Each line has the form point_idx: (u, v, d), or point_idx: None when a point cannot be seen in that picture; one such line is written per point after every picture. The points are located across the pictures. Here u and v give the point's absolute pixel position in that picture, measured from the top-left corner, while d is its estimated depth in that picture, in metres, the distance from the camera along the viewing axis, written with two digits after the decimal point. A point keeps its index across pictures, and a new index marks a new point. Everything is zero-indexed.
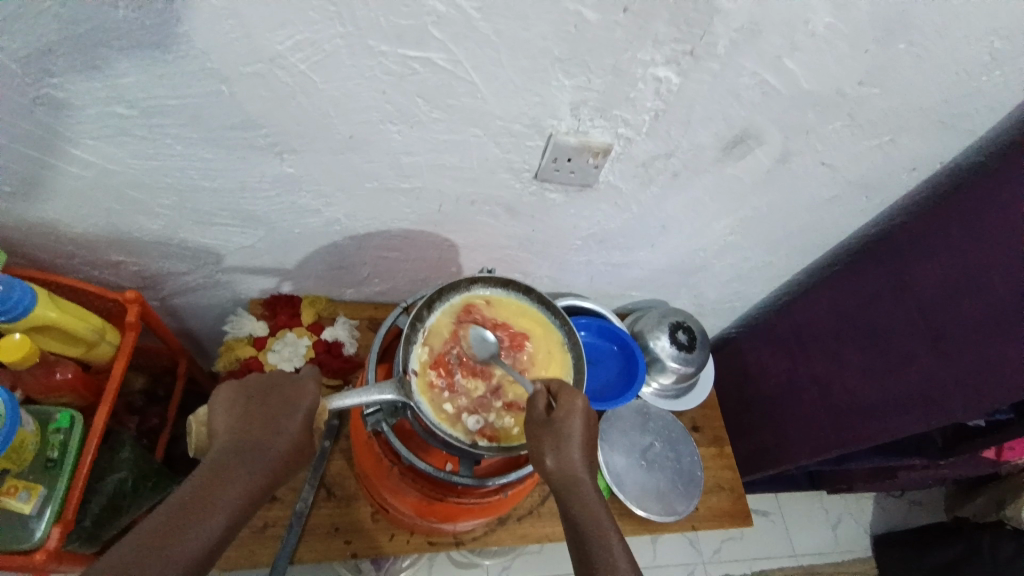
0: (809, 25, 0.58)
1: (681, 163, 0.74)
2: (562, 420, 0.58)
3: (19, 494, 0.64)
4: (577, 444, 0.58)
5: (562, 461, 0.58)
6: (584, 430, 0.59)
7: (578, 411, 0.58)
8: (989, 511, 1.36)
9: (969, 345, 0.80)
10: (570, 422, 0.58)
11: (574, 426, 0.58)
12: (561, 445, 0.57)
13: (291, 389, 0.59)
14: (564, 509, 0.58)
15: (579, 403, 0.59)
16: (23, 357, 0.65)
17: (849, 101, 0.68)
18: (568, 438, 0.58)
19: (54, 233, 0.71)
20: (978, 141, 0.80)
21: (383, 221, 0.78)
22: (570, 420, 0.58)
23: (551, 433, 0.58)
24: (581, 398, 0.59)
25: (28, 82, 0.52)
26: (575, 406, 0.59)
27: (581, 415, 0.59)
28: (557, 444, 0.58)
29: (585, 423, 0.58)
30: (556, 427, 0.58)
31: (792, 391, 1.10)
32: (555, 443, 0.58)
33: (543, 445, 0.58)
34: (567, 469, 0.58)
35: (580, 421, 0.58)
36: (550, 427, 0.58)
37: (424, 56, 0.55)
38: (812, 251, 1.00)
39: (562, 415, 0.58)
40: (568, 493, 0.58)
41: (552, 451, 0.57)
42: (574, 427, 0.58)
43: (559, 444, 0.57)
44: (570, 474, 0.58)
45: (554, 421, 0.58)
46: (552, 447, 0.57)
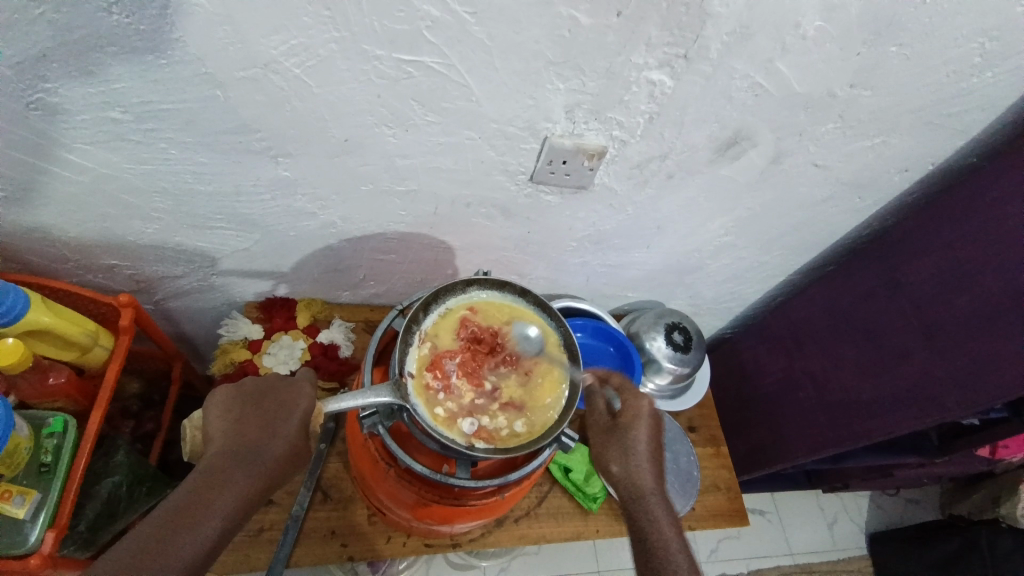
0: (800, 28, 0.58)
1: (675, 164, 0.74)
2: (626, 423, 0.70)
3: (14, 499, 0.64)
4: (644, 456, 0.68)
5: (629, 468, 0.67)
6: (647, 435, 0.69)
7: (643, 416, 0.70)
8: (987, 506, 1.37)
9: (961, 343, 0.80)
10: (637, 427, 0.69)
11: (638, 429, 0.69)
12: (626, 450, 0.68)
13: (286, 393, 0.59)
14: (631, 521, 0.65)
15: (643, 407, 0.70)
16: (18, 361, 0.65)
17: (840, 103, 0.69)
18: (632, 445, 0.68)
19: (48, 238, 0.71)
20: (969, 142, 0.81)
21: (379, 223, 0.78)
22: (636, 424, 0.69)
23: (618, 435, 0.69)
24: (646, 401, 0.71)
25: (21, 88, 0.52)
26: (641, 411, 0.70)
27: (644, 420, 0.70)
28: (623, 449, 0.68)
29: (648, 428, 0.69)
30: (620, 428, 0.70)
31: (788, 391, 1.10)
32: (621, 447, 0.68)
33: (611, 447, 0.69)
34: (635, 479, 0.66)
35: (644, 425, 0.69)
36: (617, 430, 0.70)
37: (418, 59, 0.55)
38: (807, 251, 1.01)
39: (628, 418, 0.70)
40: (637, 505, 0.65)
41: (618, 458, 0.68)
42: (638, 429, 0.69)
43: (625, 450, 0.68)
44: (639, 486, 0.66)
45: (618, 425, 0.70)
46: (618, 452, 0.68)
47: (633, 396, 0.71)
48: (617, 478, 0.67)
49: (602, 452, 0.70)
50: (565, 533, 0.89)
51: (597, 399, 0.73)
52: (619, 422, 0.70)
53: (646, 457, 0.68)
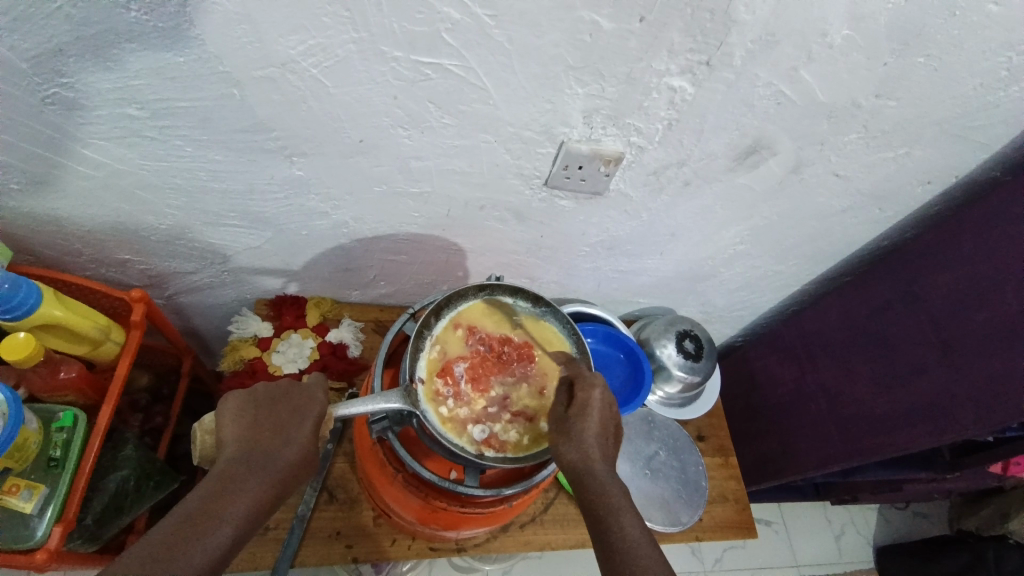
0: (826, 37, 0.57)
1: (693, 172, 0.73)
2: (577, 415, 0.58)
3: (21, 493, 0.64)
4: (597, 439, 0.58)
5: (579, 450, 0.57)
6: (601, 420, 0.59)
7: (592, 402, 0.59)
8: (996, 523, 1.35)
9: (977, 361, 0.79)
10: (589, 416, 0.58)
11: (590, 419, 0.58)
12: (580, 437, 0.57)
13: (299, 399, 0.58)
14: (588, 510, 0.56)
15: (594, 396, 0.59)
16: (29, 356, 0.65)
17: (864, 113, 0.68)
18: (586, 429, 0.58)
19: (62, 232, 0.71)
20: (993, 155, 0.79)
21: (391, 224, 0.77)
22: (586, 412, 0.59)
23: (569, 425, 0.58)
24: (597, 391, 0.59)
25: (39, 82, 0.52)
26: (591, 400, 0.59)
27: (598, 409, 0.59)
28: (575, 435, 0.58)
29: (601, 415, 0.59)
30: (572, 419, 0.58)
31: (800, 402, 1.09)
32: (574, 436, 0.58)
33: (561, 436, 0.58)
34: (585, 462, 0.57)
35: (597, 410, 0.59)
36: (567, 421, 0.59)
37: (437, 61, 0.54)
38: (823, 261, 0.99)
39: (577, 409, 0.59)
40: (588, 487, 0.56)
41: (569, 442, 0.58)
42: (590, 414, 0.58)
43: (576, 435, 0.58)
44: (590, 467, 0.57)
45: (570, 417, 0.59)
46: (569, 437, 0.58)
47: (583, 385, 0.60)
48: (563, 461, 0.58)
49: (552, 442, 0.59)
50: (571, 540, 0.89)
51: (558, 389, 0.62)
52: (570, 415, 0.59)
53: (597, 436, 0.58)
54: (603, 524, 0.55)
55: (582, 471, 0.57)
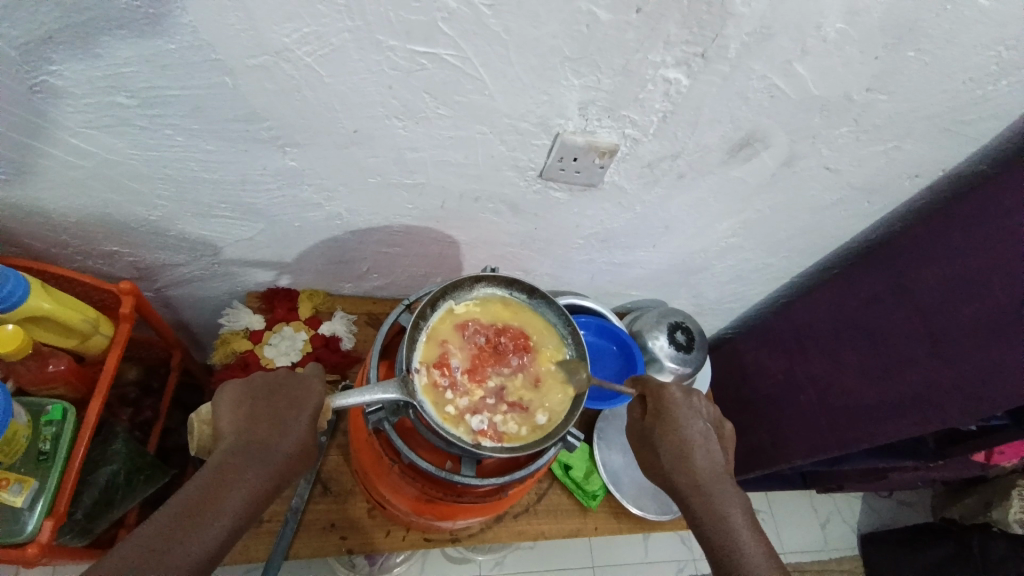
0: (821, 31, 0.57)
1: (686, 164, 0.73)
2: (659, 423, 0.68)
3: (12, 487, 0.63)
4: (696, 445, 0.66)
5: (676, 459, 0.66)
6: (684, 419, 0.67)
7: (671, 408, 0.68)
8: (978, 511, 1.38)
9: (963, 351, 0.81)
10: (675, 424, 0.67)
11: (675, 426, 0.67)
12: (674, 444, 0.67)
13: (297, 391, 0.58)
14: (695, 521, 0.63)
15: (671, 399, 0.69)
16: (17, 348, 0.64)
17: (856, 107, 0.68)
18: (676, 433, 0.67)
19: (48, 223, 0.70)
20: (980, 149, 0.81)
21: (385, 216, 0.77)
22: (671, 419, 0.68)
23: (654, 432, 0.68)
24: (671, 393, 0.69)
25: (25, 69, 0.51)
26: (669, 402, 0.68)
27: (681, 412, 0.68)
28: (668, 443, 0.67)
29: (688, 417, 0.68)
30: (656, 428, 0.68)
31: (789, 393, 1.10)
32: (666, 444, 0.67)
33: (651, 445, 0.68)
34: (684, 471, 0.65)
35: (677, 413, 0.68)
36: (652, 432, 0.68)
37: (433, 51, 0.54)
38: (812, 254, 1.00)
39: (658, 415, 0.68)
40: (695, 500, 0.64)
41: (662, 452, 0.67)
42: (676, 420, 0.67)
43: (669, 443, 0.67)
44: (693, 478, 0.65)
45: (652, 427, 0.68)
46: (662, 447, 0.67)
47: (656, 393, 0.70)
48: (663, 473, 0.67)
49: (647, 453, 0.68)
50: (564, 530, 0.89)
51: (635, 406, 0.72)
52: (653, 424, 0.68)
53: (693, 442, 0.66)
54: (713, 533, 0.61)
55: (685, 482, 0.65)
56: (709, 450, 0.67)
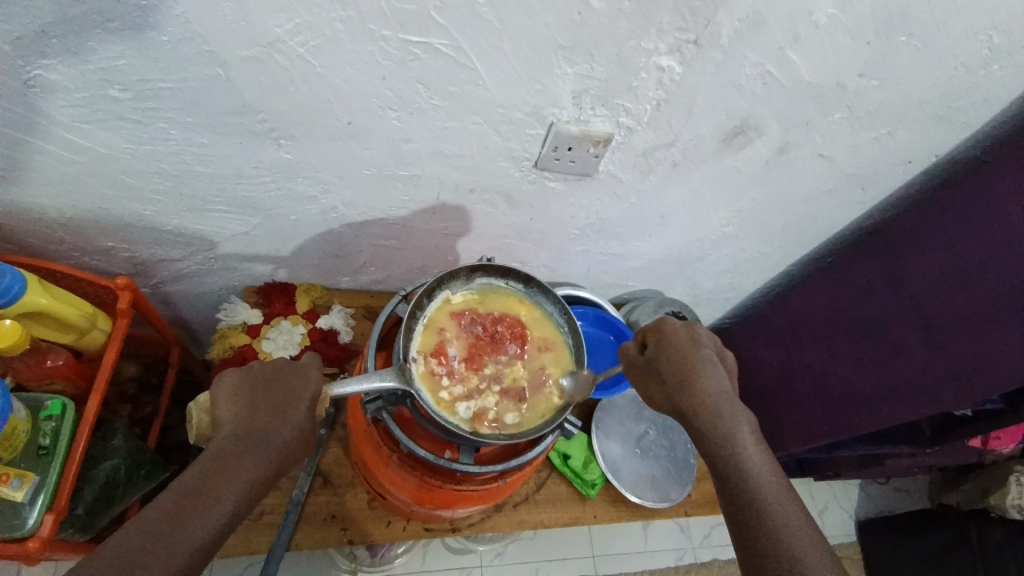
0: (812, 17, 0.58)
1: (681, 153, 0.74)
2: (663, 355, 0.65)
3: (12, 482, 0.64)
4: (705, 371, 0.64)
5: (686, 387, 0.63)
6: (692, 351, 0.65)
7: (677, 343, 0.65)
8: (976, 497, 1.39)
9: (957, 337, 0.81)
10: (683, 353, 0.65)
11: (681, 354, 0.65)
12: (682, 374, 0.64)
13: (294, 379, 0.58)
14: (705, 443, 0.62)
15: (673, 332, 0.66)
16: (15, 343, 0.64)
17: (849, 94, 0.69)
18: (683, 362, 0.64)
19: (43, 219, 0.70)
20: (972, 135, 0.81)
21: (381, 209, 0.77)
22: (676, 348, 0.65)
23: (660, 366, 0.65)
24: (675, 328, 0.66)
25: (17, 64, 0.51)
26: (672, 336, 0.66)
27: (683, 344, 0.65)
28: (674, 373, 0.64)
29: (692, 347, 0.65)
30: (662, 361, 0.65)
31: (784, 381, 1.11)
32: (672, 373, 0.64)
33: (655, 376, 0.65)
34: (693, 398, 0.63)
35: (683, 346, 0.65)
36: (655, 365, 0.65)
37: (426, 41, 0.54)
38: (807, 242, 1.01)
39: (664, 350, 0.65)
40: (705, 422, 0.62)
41: (670, 381, 0.64)
42: (682, 351, 0.65)
43: (676, 372, 0.64)
44: (705, 402, 0.63)
45: (654, 360, 0.65)
46: (669, 375, 0.64)
47: (655, 330, 0.67)
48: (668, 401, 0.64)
49: (649, 386, 0.65)
50: (563, 519, 0.90)
51: (630, 347, 0.69)
52: (659, 357, 0.65)
53: (700, 368, 0.64)
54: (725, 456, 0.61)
55: (693, 406, 0.62)
56: (716, 374, 0.64)
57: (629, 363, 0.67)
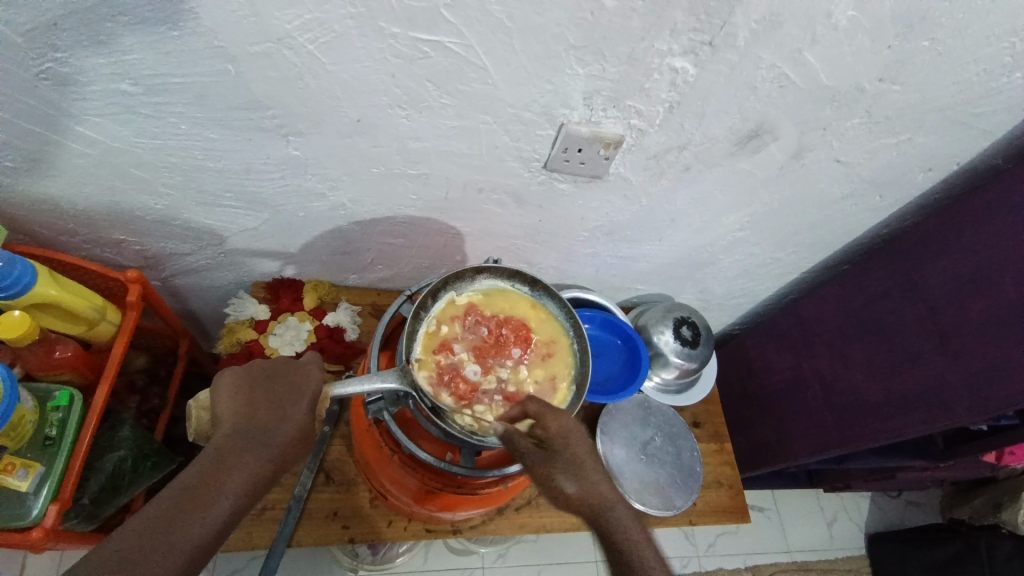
0: (831, 18, 0.56)
1: (693, 156, 0.72)
2: (563, 447, 0.57)
3: (17, 472, 0.64)
4: (595, 466, 0.57)
5: (583, 484, 0.56)
6: (585, 440, 0.58)
7: (571, 432, 0.58)
8: (987, 512, 1.39)
9: (972, 349, 0.79)
10: (575, 447, 0.57)
11: (576, 449, 0.57)
12: (577, 463, 0.57)
13: (295, 376, 0.59)
14: (607, 545, 0.55)
15: (569, 426, 0.58)
16: (23, 334, 0.65)
17: (867, 98, 0.67)
18: (577, 457, 0.57)
19: (55, 211, 0.70)
20: (993, 143, 0.79)
21: (389, 207, 0.77)
22: (570, 442, 0.57)
23: (558, 460, 0.57)
24: (569, 417, 0.58)
25: (30, 56, 0.51)
26: (569, 431, 0.58)
27: (580, 438, 0.58)
28: (572, 466, 0.56)
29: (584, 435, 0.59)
30: (558, 454, 0.57)
31: (795, 390, 1.09)
32: (570, 467, 0.56)
33: (554, 473, 0.56)
34: (591, 494, 0.56)
35: (577, 436, 0.58)
36: (554, 458, 0.57)
37: (436, 39, 0.53)
38: (821, 248, 0.99)
39: (558, 440, 0.57)
40: (605, 519, 0.56)
41: (570, 476, 0.56)
42: (576, 448, 0.57)
43: (572, 467, 0.56)
44: (599, 500, 0.56)
45: (555, 452, 0.57)
46: (567, 471, 0.56)
47: (553, 415, 0.58)
48: (567, 497, 0.56)
49: (548, 482, 0.56)
50: (566, 523, 0.89)
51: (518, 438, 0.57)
52: (556, 450, 0.57)
53: (594, 464, 0.58)
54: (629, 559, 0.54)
55: (592, 503, 0.56)
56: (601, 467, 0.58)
57: (526, 452, 0.57)
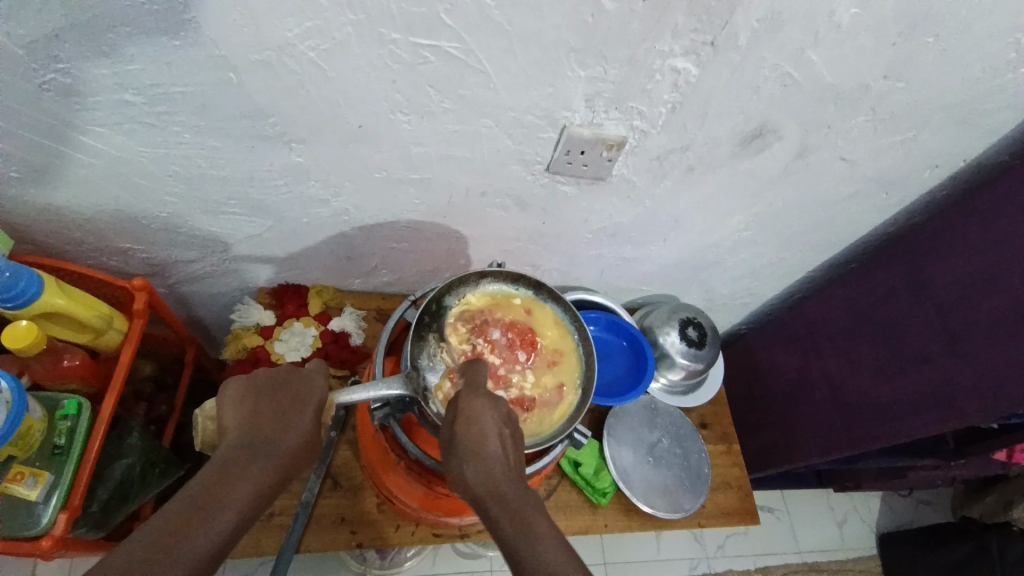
0: (834, 16, 0.56)
1: (696, 157, 0.72)
2: (466, 430, 0.53)
3: (26, 481, 0.64)
4: (499, 455, 0.53)
5: (481, 471, 0.52)
6: (492, 423, 0.54)
7: (479, 415, 0.54)
8: (997, 510, 1.33)
9: (982, 347, 0.79)
10: (479, 429, 0.53)
11: (479, 433, 0.53)
12: (477, 447, 0.53)
13: (300, 385, 0.60)
14: (498, 535, 0.49)
15: (480, 408, 0.54)
16: (31, 345, 0.65)
17: (872, 95, 0.67)
18: (480, 443, 0.53)
19: (62, 221, 0.71)
20: (1000, 139, 0.78)
21: (391, 212, 0.77)
22: (477, 427, 0.53)
23: (459, 442, 0.53)
24: (482, 399, 0.55)
25: (34, 67, 0.51)
26: (478, 412, 0.54)
27: (487, 420, 0.54)
28: (468, 451, 0.53)
29: (494, 421, 0.54)
30: (459, 438, 0.53)
31: (803, 390, 1.09)
32: (468, 452, 0.53)
33: (453, 458, 0.53)
34: (487, 480, 0.52)
35: (484, 419, 0.54)
36: (456, 441, 0.53)
37: (435, 44, 0.53)
38: (828, 247, 0.98)
39: (463, 422, 0.54)
40: (495, 509, 0.51)
41: (467, 460, 0.52)
42: (480, 431, 0.53)
43: (471, 451, 0.53)
44: (493, 487, 0.52)
45: (458, 436, 0.54)
46: (464, 457, 0.53)
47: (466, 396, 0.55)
48: (464, 483, 0.52)
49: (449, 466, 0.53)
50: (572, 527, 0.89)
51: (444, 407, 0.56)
52: (457, 433, 0.54)
53: (497, 450, 0.53)
54: (512, 541, 0.48)
55: (487, 493, 0.51)
56: (510, 458, 0.54)
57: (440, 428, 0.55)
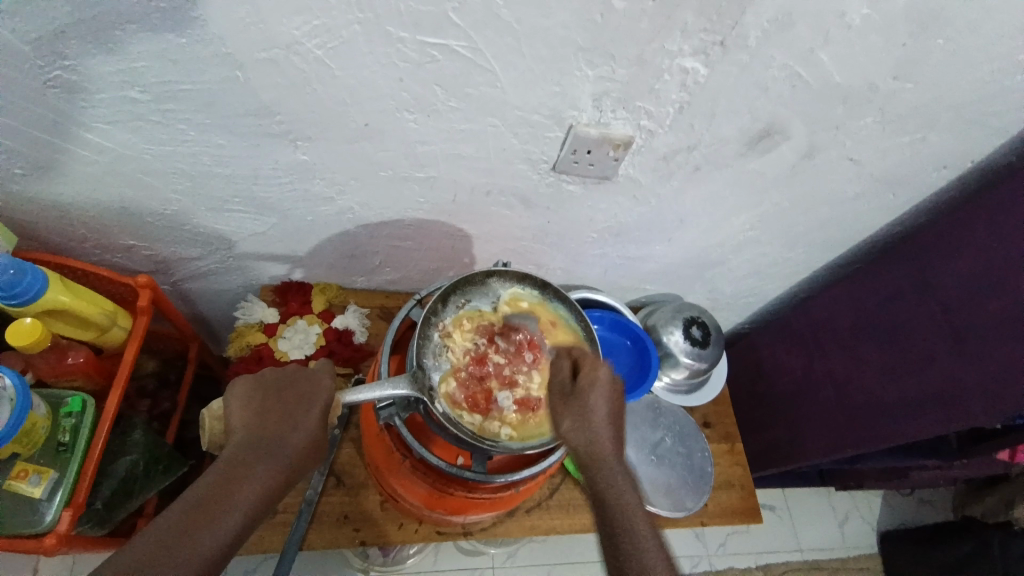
0: (844, 17, 0.56)
1: (703, 156, 0.72)
2: (585, 389, 0.58)
3: (30, 478, 0.65)
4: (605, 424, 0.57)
5: (589, 436, 0.56)
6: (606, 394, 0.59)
7: (600, 382, 0.59)
8: (999, 511, 1.29)
9: (989, 348, 0.78)
10: (595, 394, 0.58)
11: (594, 398, 0.58)
12: (589, 412, 0.57)
13: (305, 385, 0.59)
14: (594, 497, 0.54)
15: (602, 376, 0.60)
16: (35, 342, 0.65)
17: (880, 96, 0.66)
18: (591, 407, 0.58)
19: (66, 217, 0.71)
20: (1007, 140, 0.78)
21: (396, 210, 0.76)
22: (593, 392, 0.58)
23: (575, 399, 0.58)
24: (604, 370, 0.60)
25: (39, 64, 0.51)
26: (596, 379, 0.59)
27: (604, 388, 0.59)
28: (579, 410, 0.57)
29: (614, 394, 0.59)
30: (579, 396, 0.58)
31: (807, 390, 1.09)
32: (581, 414, 0.57)
33: (564, 413, 0.58)
34: (592, 445, 0.56)
35: (603, 387, 0.59)
36: (572, 399, 0.58)
37: (443, 43, 0.53)
38: (833, 247, 0.98)
39: (585, 383, 0.59)
40: (596, 473, 0.55)
41: (574, 419, 0.57)
42: (596, 396, 0.58)
43: (581, 413, 0.57)
44: (597, 452, 0.56)
45: (576, 393, 0.59)
46: (574, 415, 0.57)
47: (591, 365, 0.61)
48: (571, 439, 0.57)
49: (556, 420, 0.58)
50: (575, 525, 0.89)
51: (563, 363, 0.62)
52: (579, 389, 0.59)
53: (604, 419, 0.57)
54: (611, 507, 0.53)
55: (589, 456, 0.56)
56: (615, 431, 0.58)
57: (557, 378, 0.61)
